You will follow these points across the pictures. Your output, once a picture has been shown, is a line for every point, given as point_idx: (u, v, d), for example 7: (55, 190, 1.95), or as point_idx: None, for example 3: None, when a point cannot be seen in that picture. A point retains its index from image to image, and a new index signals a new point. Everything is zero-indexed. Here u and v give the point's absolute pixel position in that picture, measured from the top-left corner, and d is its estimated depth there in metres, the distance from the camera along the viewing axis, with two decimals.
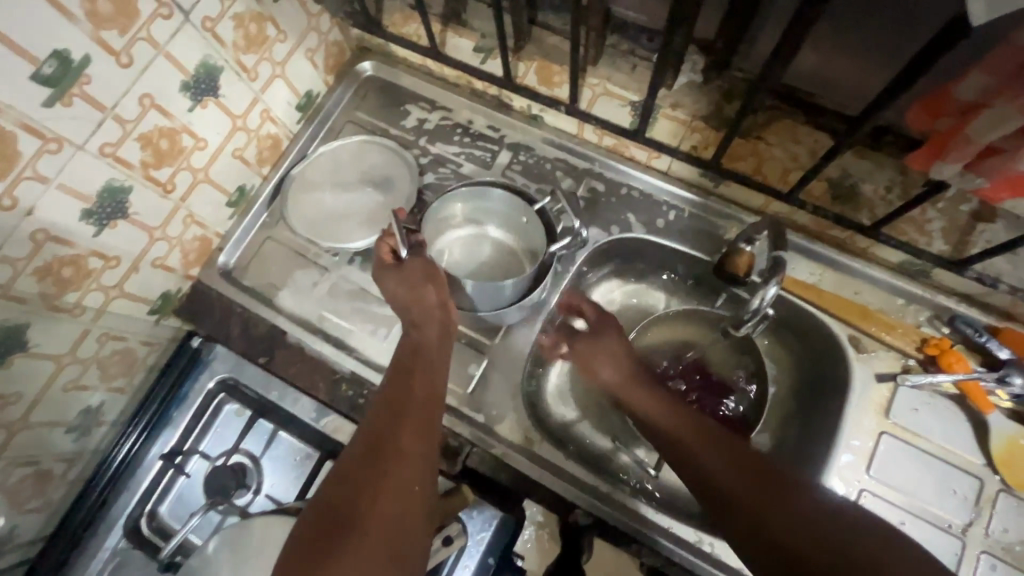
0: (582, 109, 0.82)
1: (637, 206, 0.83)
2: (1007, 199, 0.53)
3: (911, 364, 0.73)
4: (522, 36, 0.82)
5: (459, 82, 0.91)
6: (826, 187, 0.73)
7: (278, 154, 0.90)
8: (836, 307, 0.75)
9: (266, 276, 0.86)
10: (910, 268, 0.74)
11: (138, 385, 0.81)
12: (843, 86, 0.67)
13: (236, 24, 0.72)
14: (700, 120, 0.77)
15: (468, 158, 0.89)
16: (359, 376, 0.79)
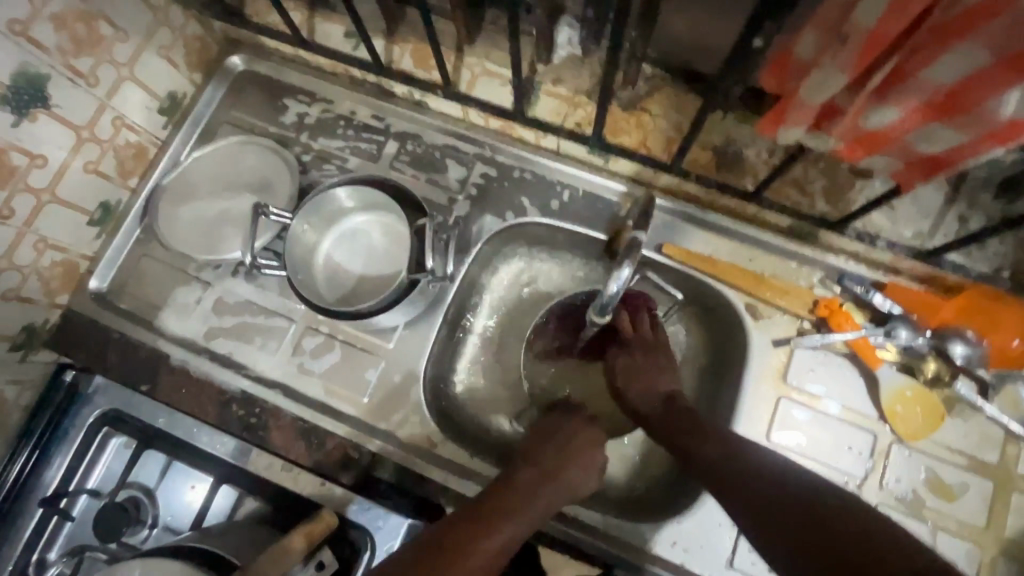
0: (462, 92, 0.77)
1: (530, 189, 0.80)
2: (860, 154, 0.50)
3: (806, 327, 0.73)
4: (392, 18, 0.77)
5: (337, 71, 0.85)
6: (710, 155, 0.71)
7: (145, 163, 0.83)
8: (730, 276, 0.74)
9: (144, 296, 0.80)
10: (799, 230, 0.73)
11: (11, 428, 0.75)
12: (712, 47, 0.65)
13: (57, 25, 0.64)
14: (582, 95, 0.75)
15: (353, 152, 0.84)
16: (252, 395, 0.75)
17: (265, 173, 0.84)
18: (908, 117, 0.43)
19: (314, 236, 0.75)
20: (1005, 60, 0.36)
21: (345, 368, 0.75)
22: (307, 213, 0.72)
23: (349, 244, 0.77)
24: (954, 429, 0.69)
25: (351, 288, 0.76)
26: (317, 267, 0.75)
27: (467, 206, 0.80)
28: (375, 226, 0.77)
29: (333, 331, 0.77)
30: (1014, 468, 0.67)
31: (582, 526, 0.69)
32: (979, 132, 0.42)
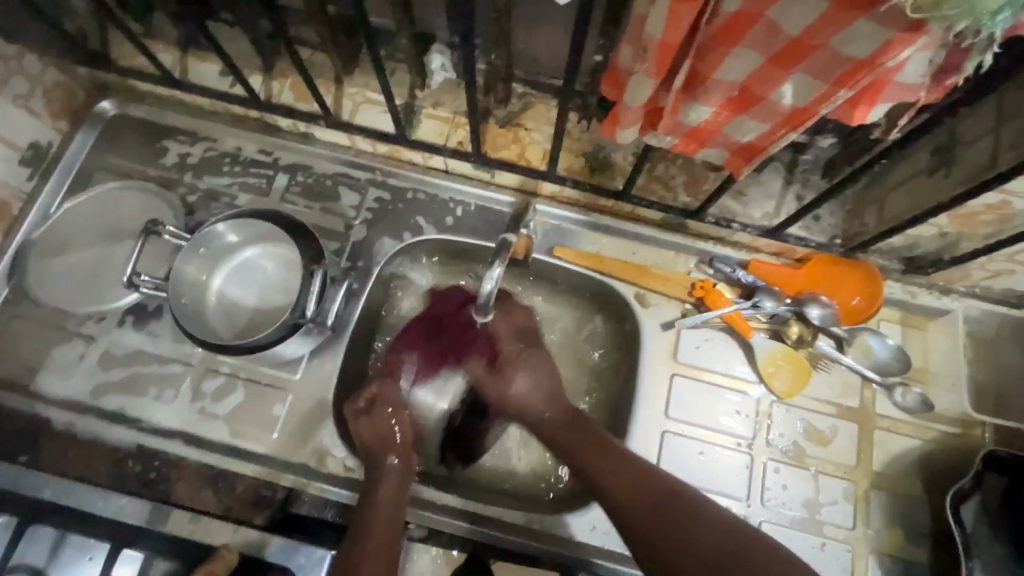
0: (344, 120, 0.80)
1: (425, 208, 0.83)
2: (696, 151, 0.58)
3: (688, 308, 0.80)
4: (266, 54, 0.78)
5: (216, 109, 0.85)
6: (583, 161, 0.77)
7: (10, 219, 0.78)
8: (615, 270, 0.80)
9: (16, 360, 0.74)
10: (672, 222, 0.81)
11: None
12: (559, 59, 0.71)
13: None
14: (461, 116, 0.79)
15: (242, 188, 0.83)
16: (149, 448, 0.71)
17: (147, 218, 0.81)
18: (719, 114, 0.51)
19: (203, 267, 0.73)
20: (773, 60, 0.44)
21: (251, 406, 0.73)
22: (196, 244, 0.70)
23: (241, 275, 0.75)
24: (820, 382, 0.78)
25: (245, 320, 0.74)
26: (210, 302, 0.74)
27: (364, 230, 0.82)
28: (268, 257, 0.77)
29: (235, 370, 0.75)
30: (872, 408, 0.77)
31: (505, 526, 0.70)
32: (774, 121, 0.50)
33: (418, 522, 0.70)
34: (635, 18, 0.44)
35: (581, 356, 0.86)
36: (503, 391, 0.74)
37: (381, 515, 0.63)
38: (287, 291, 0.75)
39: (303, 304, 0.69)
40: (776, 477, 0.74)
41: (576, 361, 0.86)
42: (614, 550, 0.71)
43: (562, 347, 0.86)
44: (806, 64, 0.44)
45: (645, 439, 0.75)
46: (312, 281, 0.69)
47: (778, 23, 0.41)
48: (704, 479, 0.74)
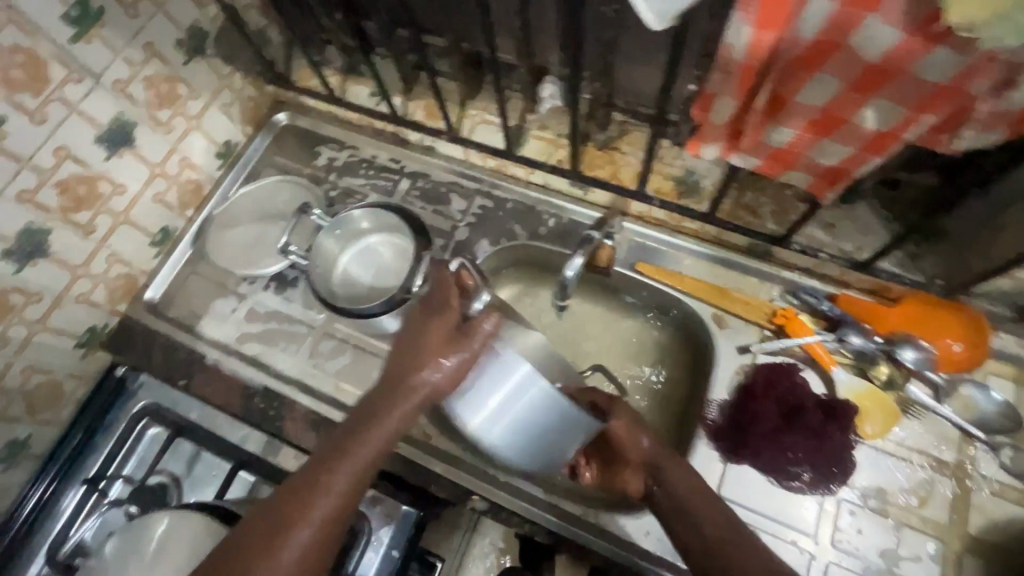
0: (464, 136, 0.93)
1: (522, 217, 0.93)
2: (780, 172, 0.61)
3: (767, 335, 0.80)
4: (409, 81, 0.94)
5: (362, 124, 1.02)
6: (672, 185, 0.83)
7: (201, 198, 0.99)
8: (695, 290, 0.83)
9: (188, 306, 0.94)
10: (756, 250, 0.83)
11: (66, 418, 0.88)
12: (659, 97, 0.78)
13: (148, 85, 0.82)
14: (564, 138, 0.89)
15: (373, 188, 0.99)
16: (272, 390, 0.84)
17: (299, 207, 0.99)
18: (801, 137, 0.55)
19: (332, 246, 0.88)
20: (854, 85, 0.47)
21: (355, 368, 0.85)
22: (334, 226, 0.86)
23: (360, 258, 0.89)
24: (911, 429, 0.73)
25: (359, 295, 0.88)
26: (336, 276, 0.88)
27: (467, 232, 0.93)
28: (384, 247, 0.90)
29: (346, 336, 0.88)
30: (972, 466, 0.71)
31: (563, 514, 0.74)
32: (856, 145, 0.53)
33: (483, 494, 0.77)
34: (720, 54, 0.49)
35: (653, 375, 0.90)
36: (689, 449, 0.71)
37: (317, 512, 0.57)
38: (398, 271, 0.88)
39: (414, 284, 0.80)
40: (850, 520, 0.70)
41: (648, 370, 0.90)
42: (666, 558, 0.71)
43: (638, 361, 0.91)
44: (888, 90, 0.46)
45: (710, 457, 0.75)
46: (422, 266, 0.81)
47: (857, 51, 0.44)
48: (770, 508, 0.72)
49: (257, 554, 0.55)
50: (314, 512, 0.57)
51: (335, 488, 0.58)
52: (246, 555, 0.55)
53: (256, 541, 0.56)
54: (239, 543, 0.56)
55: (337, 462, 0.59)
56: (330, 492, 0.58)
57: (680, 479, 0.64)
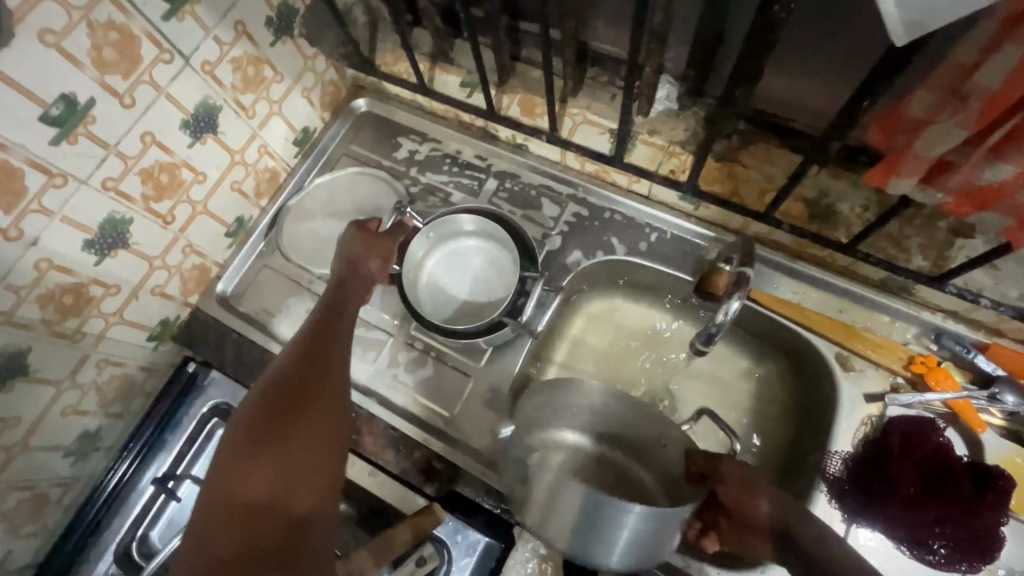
0: (563, 137, 0.85)
1: (620, 229, 0.85)
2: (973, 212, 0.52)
3: (900, 383, 0.72)
4: (505, 72, 0.86)
5: (447, 115, 0.95)
6: (802, 207, 0.74)
7: (276, 186, 0.94)
8: (817, 325, 0.74)
9: (261, 302, 0.90)
10: (893, 285, 0.73)
11: (135, 410, 0.85)
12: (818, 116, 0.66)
13: (234, 67, 0.76)
14: (677, 145, 0.80)
15: (456, 187, 0.92)
16: None
17: (378, 207, 0.93)
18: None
19: (422, 246, 0.84)
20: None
21: (436, 384, 0.80)
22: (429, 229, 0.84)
23: (448, 262, 0.86)
24: None
25: (442, 304, 0.85)
26: (423, 284, 0.85)
27: (559, 242, 0.86)
28: (475, 253, 0.87)
29: (427, 348, 0.82)
30: None
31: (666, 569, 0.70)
32: None
33: None
34: (941, 68, 0.43)
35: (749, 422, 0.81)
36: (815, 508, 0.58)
37: (321, 410, 0.58)
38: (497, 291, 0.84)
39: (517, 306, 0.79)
40: None
41: (742, 417, 0.81)
42: None
43: (732, 405, 0.82)
44: None
45: (830, 522, 0.67)
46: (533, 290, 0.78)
47: None
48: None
49: (237, 463, 0.54)
50: (313, 420, 0.57)
51: (329, 385, 0.60)
52: (240, 461, 0.53)
53: (241, 448, 0.54)
54: (241, 442, 0.55)
55: (326, 373, 0.61)
56: (317, 397, 0.59)
57: (814, 540, 0.55)
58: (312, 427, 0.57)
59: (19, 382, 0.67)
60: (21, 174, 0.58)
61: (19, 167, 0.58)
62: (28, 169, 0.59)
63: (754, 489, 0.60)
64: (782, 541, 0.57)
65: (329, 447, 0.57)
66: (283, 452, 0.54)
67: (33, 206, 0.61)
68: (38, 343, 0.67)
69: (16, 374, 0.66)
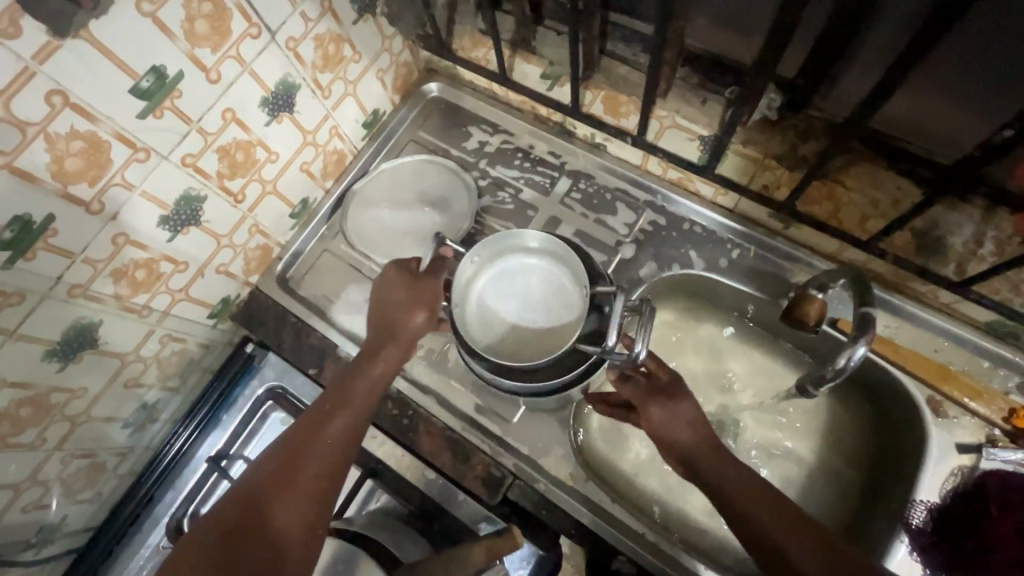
0: (649, 141, 0.80)
1: (699, 242, 0.81)
2: None
3: (997, 435, 0.67)
4: (591, 66, 0.81)
5: (522, 107, 0.91)
6: (909, 238, 0.68)
7: (341, 169, 0.91)
8: (911, 364, 0.69)
9: (321, 287, 0.88)
10: (999, 329, 0.69)
11: (192, 384, 0.85)
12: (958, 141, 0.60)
13: (316, 44, 0.73)
14: (773, 158, 0.73)
15: (527, 184, 0.89)
16: (406, 397, 0.78)
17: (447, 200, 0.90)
18: None
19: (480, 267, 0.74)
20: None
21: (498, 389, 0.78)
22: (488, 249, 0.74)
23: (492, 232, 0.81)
24: None
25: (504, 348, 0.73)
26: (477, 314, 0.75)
27: (633, 250, 0.82)
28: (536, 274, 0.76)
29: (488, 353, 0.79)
30: None
31: None
32: None
33: (627, 555, 0.70)
34: None
35: (822, 459, 0.76)
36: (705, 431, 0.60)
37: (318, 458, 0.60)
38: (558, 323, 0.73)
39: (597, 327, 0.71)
40: None
41: (816, 455, 0.76)
42: None
43: (804, 439, 0.77)
44: None
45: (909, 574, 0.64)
46: (617, 314, 0.62)
47: None
48: None
49: (267, 488, 0.57)
50: (309, 468, 0.59)
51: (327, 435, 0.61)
52: (264, 486, 0.57)
53: (270, 471, 0.58)
54: (244, 496, 0.57)
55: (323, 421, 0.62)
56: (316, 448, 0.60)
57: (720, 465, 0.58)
58: (307, 486, 0.58)
59: (88, 354, 0.66)
60: (107, 146, 0.56)
61: (106, 139, 0.56)
62: (114, 142, 0.57)
63: (670, 409, 0.61)
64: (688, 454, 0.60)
65: (323, 502, 0.59)
66: (279, 505, 0.56)
67: (116, 180, 0.59)
68: (108, 316, 0.66)
69: (86, 347, 0.66)
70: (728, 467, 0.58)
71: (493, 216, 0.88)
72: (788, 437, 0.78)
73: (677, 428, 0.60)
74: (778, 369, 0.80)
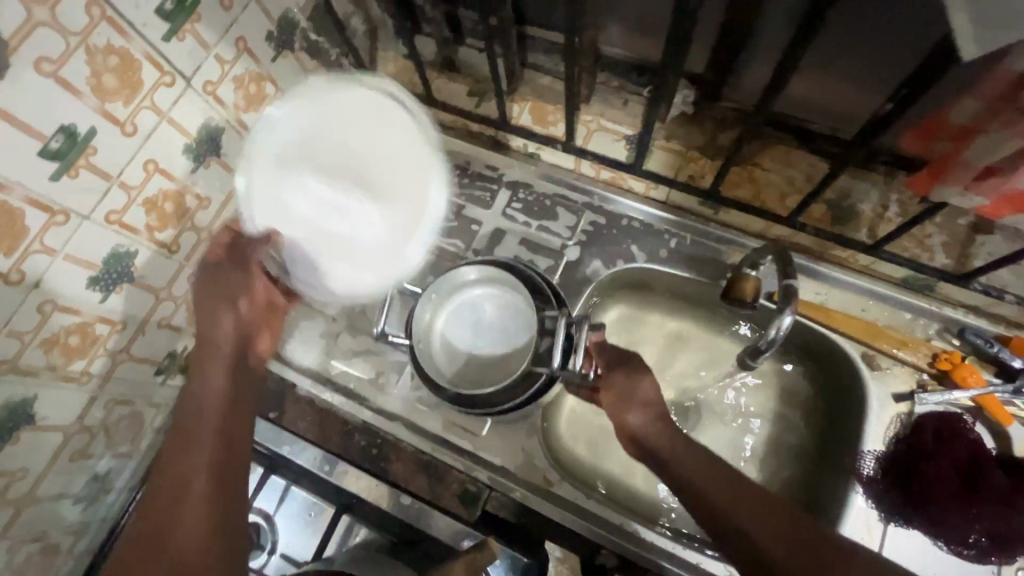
0: (578, 146, 0.83)
1: (638, 236, 0.84)
2: (1008, 215, 0.54)
3: (927, 380, 0.72)
4: (515, 80, 0.84)
5: (454, 125, 0.93)
6: (826, 209, 0.73)
7: None
8: (845, 325, 0.74)
9: None
10: (915, 283, 0.74)
11: (145, 447, 0.82)
12: (851, 118, 0.65)
13: (236, 85, 0.72)
14: (695, 151, 0.78)
15: (468, 199, 0.90)
16: (373, 426, 0.78)
17: (364, 211, 0.76)
18: None
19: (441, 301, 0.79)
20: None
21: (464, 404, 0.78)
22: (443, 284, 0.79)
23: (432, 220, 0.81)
24: None
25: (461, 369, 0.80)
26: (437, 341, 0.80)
27: (577, 252, 0.85)
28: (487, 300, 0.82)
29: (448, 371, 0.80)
30: None
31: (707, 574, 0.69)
32: None
33: (609, 548, 0.71)
34: (993, 77, 0.44)
35: (777, 425, 0.81)
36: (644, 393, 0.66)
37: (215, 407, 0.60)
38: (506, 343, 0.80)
39: (551, 330, 0.73)
40: None
41: (771, 422, 0.81)
42: None
43: (759, 409, 0.81)
44: None
45: (867, 520, 0.68)
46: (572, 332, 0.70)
47: None
48: None
49: (164, 519, 0.52)
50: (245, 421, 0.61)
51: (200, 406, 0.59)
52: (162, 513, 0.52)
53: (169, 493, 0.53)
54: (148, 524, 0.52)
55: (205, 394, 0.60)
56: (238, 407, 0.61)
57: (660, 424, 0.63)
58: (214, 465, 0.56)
59: (26, 432, 0.63)
60: (21, 214, 0.54)
61: (18, 206, 0.54)
62: (28, 209, 0.54)
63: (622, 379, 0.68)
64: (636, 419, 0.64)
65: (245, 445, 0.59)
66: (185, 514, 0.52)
67: (35, 247, 0.56)
68: (44, 388, 0.63)
69: (23, 425, 0.62)
70: (684, 448, 0.60)
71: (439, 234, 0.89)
72: (744, 407, 0.82)
73: (633, 408, 0.65)
74: (727, 346, 0.85)
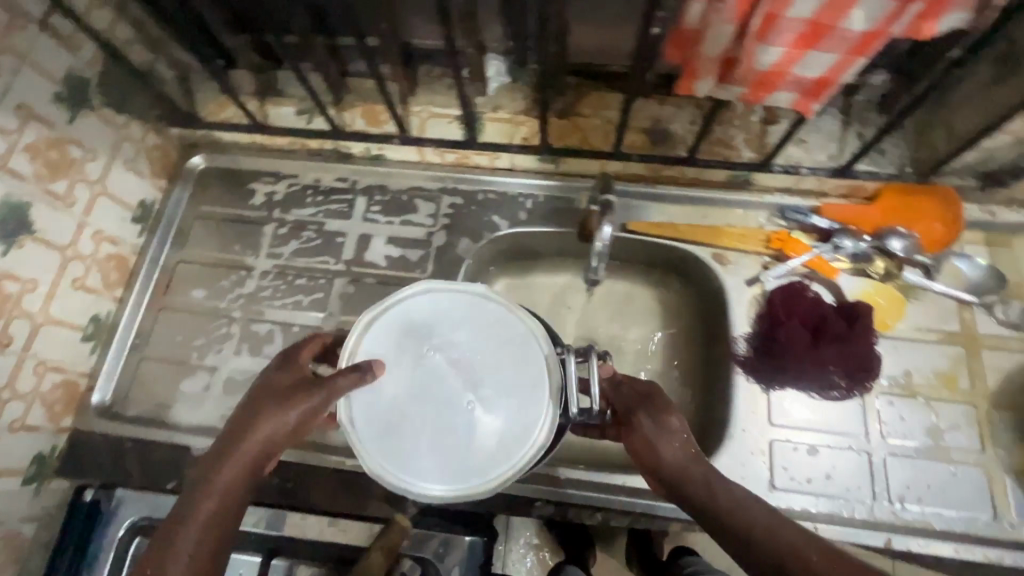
0: (415, 136, 0.86)
1: (498, 207, 0.88)
2: (764, 98, 0.61)
3: (768, 261, 0.81)
4: (338, 89, 0.85)
5: (293, 147, 0.92)
6: (644, 136, 0.81)
7: (128, 273, 0.85)
8: (688, 234, 0.82)
9: (150, 398, 0.81)
10: (737, 181, 0.83)
11: (34, 566, 0.74)
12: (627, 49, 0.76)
13: (32, 156, 0.68)
14: (522, 115, 0.84)
15: (327, 215, 0.89)
16: (282, 460, 0.75)
17: (451, 328, 0.62)
18: (789, 52, 0.55)
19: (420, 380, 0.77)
20: (850, 52, 0.54)
21: None
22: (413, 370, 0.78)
23: (457, 321, 0.63)
24: (918, 311, 0.77)
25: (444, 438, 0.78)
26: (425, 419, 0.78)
27: (445, 236, 0.87)
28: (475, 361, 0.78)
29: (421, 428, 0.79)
30: (976, 329, 0.76)
31: (633, 491, 0.73)
32: (842, 50, 0.54)
33: (540, 498, 0.73)
34: None
35: (668, 341, 0.87)
36: (654, 425, 0.57)
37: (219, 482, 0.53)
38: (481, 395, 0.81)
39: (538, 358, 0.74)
40: (892, 410, 0.74)
41: (663, 342, 0.87)
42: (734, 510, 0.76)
43: (647, 334, 0.88)
44: None
45: (752, 395, 0.75)
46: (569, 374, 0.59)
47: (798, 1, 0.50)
48: (818, 422, 0.74)
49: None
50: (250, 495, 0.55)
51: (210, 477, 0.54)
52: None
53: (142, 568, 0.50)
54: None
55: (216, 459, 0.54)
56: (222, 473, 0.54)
57: (671, 454, 0.55)
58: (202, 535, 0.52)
59: None
60: None
61: None
62: None
63: (635, 422, 0.58)
64: (646, 448, 0.56)
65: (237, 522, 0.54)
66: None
67: None
68: None
69: None
70: (722, 492, 0.53)
71: (305, 256, 0.87)
72: (638, 336, 0.88)
73: (666, 446, 0.56)
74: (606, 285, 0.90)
